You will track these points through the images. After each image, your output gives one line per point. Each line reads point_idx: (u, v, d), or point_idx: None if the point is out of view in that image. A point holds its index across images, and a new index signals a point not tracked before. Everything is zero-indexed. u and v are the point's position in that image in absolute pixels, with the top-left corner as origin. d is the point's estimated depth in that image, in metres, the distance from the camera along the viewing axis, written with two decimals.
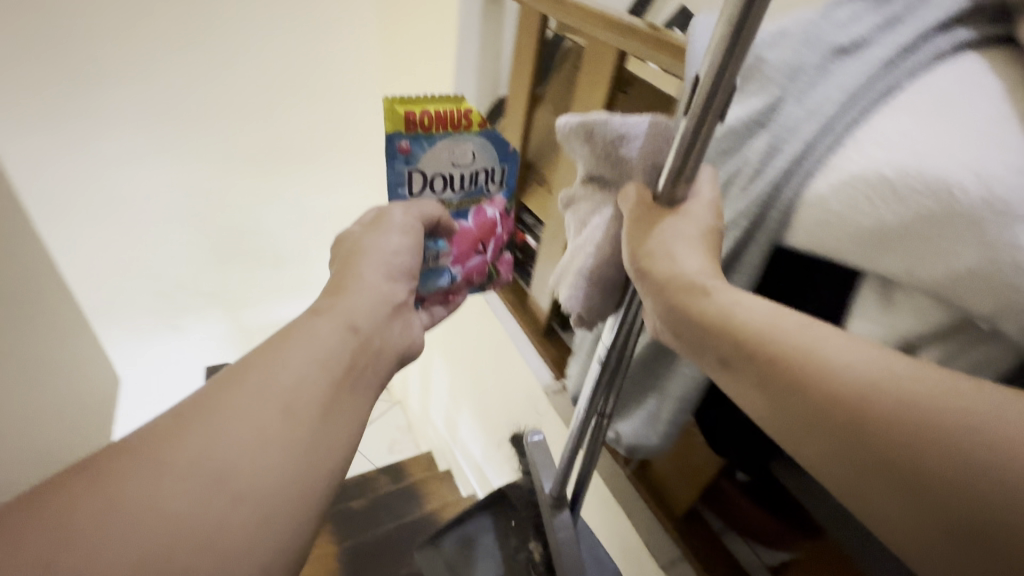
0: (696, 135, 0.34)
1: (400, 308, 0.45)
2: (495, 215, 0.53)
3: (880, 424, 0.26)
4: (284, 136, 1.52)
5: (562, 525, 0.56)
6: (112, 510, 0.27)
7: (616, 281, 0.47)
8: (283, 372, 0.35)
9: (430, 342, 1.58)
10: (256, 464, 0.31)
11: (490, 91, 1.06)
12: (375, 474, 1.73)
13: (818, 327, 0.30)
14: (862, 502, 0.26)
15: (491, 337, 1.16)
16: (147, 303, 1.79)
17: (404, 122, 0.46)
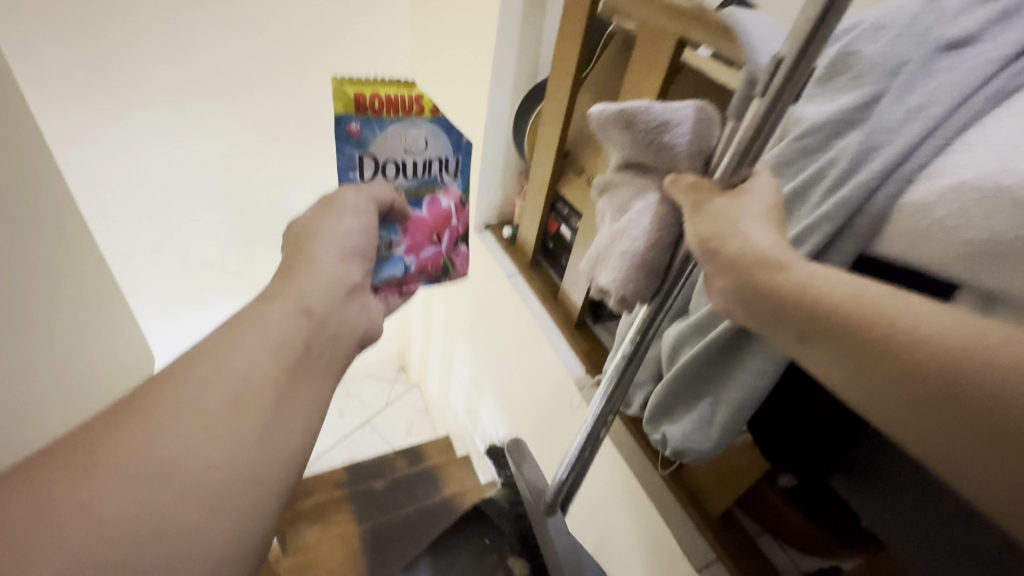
0: (772, 111, 0.34)
1: (354, 290, 0.46)
2: (450, 205, 0.60)
3: (980, 390, 0.24)
4: (318, 114, 1.53)
5: (555, 528, 0.71)
6: (39, 515, 0.26)
7: (660, 265, 0.44)
8: (229, 361, 0.35)
9: (452, 328, 1.58)
10: (205, 455, 0.31)
11: (529, 78, 1.06)
12: (394, 456, 1.75)
13: (906, 299, 0.28)
14: (960, 472, 0.25)
15: (517, 327, 1.15)
16: (173, 279, 1.80)
17: (355, 104, 0.54)
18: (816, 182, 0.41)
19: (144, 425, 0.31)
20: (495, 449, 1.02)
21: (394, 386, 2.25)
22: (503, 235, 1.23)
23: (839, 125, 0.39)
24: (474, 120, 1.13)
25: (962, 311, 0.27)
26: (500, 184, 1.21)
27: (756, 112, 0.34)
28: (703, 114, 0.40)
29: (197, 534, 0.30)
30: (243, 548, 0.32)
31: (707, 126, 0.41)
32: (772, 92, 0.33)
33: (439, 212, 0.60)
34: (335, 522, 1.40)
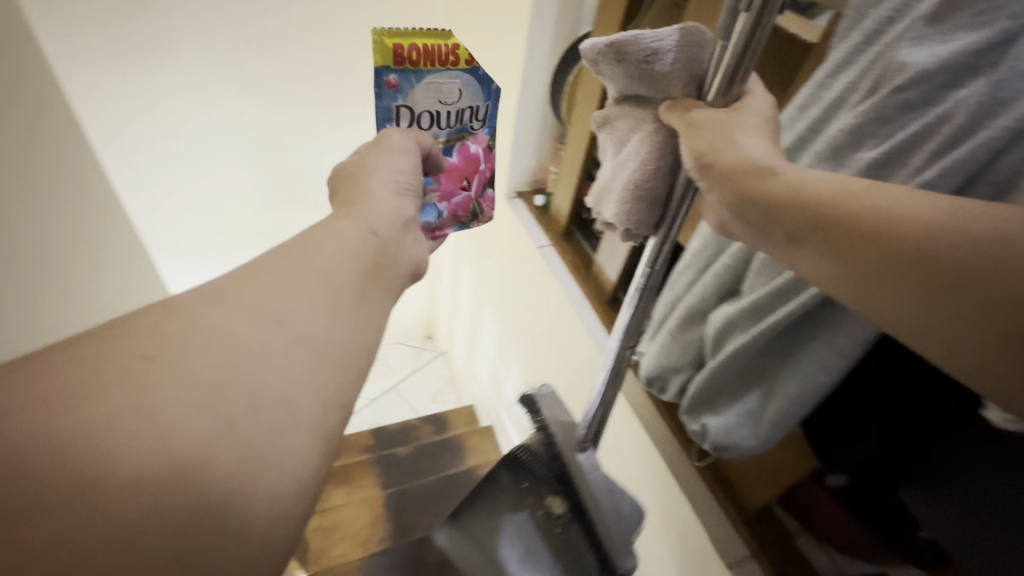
0: (759, 22, 0.35)
1: (410, 222, 0.45)
2: (479, 151, 0.56)
3: (947, 254, 0.26)
4: (349, 72, 1.48)
5: (588, 464, 0.64)
6: (183, 336, 0.28)
7: (658, 194, 0.45)
8: (320, 254, 0.35)
9: (480, 298, 1.55)
10: (310, 316, 0.32)
11: (570, 30, 0.98)
12: (419, 423, 1.76)
13: (885, 190, 0.30)
14: (928, 333, 0.28)
15: (546, 298, 1.10)
16: (206, 241, 1.81)
17: (392, 54, 0.48)
18: (908, 150, 0.35)
19: (246, 303, 0.30)
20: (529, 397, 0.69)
21: (421, 352, 2.26)
22: (535, 204, 1.17)
23: (936, 89, 0.34)
24: (509, 81, 1.06)
25: (946, 199, 0.28)
26: (535, 150, 1.15)
27: (742, 26, 0.36)
28: (693, 32, 0.40)
29: (309, 375, 0.30)
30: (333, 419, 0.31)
31: (698, 45, 0.40)
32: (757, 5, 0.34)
33: (468, 159, 0.55)
34: (360, 483, 1.43)
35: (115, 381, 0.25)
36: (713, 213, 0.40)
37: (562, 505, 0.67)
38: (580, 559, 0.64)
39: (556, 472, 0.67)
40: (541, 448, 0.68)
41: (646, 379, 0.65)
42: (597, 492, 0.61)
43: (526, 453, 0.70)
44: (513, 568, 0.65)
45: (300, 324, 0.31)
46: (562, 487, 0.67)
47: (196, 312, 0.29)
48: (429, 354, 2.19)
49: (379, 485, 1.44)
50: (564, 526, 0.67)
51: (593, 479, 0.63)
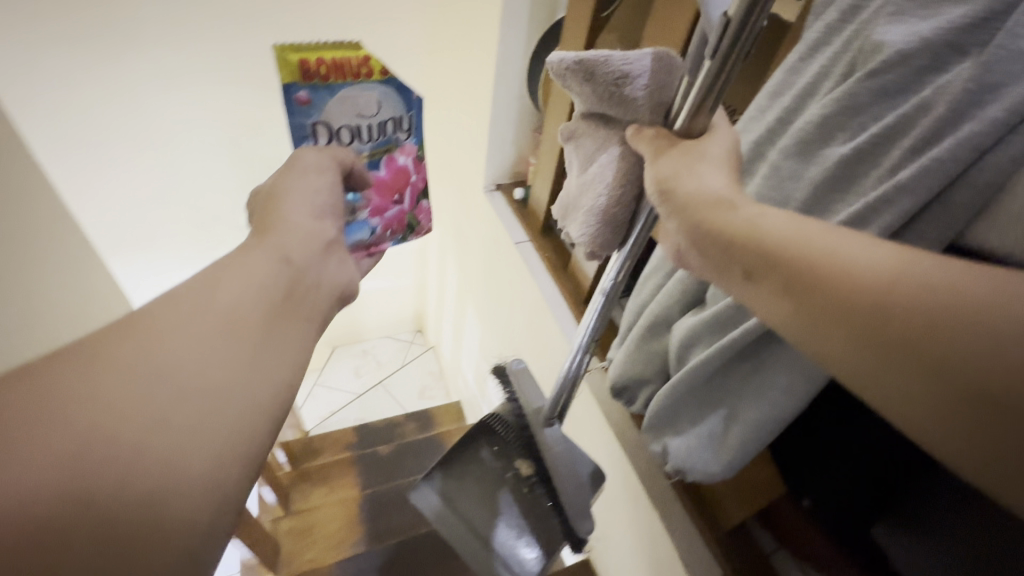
0: (724, 66, 0.36)
1: (332, 244, 0.45)
2: (406, 163, 0.60)
3: (897, 307, 0.26)
4: None
5: (553, 439, 0.73)
6: (68, 402, 0.28)
7: (622, 218, 0.48)
8: (219, 292, 0.35)
9: (464, 294, 1.51)
10: (204, 363, 0.32)
11: (546, 15, 0.93)
12: (404, 420, 1.73)
13: (840, 235, 0.30)
14: (870, 384, 0.27)
15: (523, 297, 1.06)
16: None
17: (299, 70, 0.51)
18: (878, 151, 0.31)
19: (128, 357, 0.31)
20: (501, 366, 0.81)
21: (411, 346, 2.22)
22: (513, 197, 1.12)
23: (896, 88, 0.30)
24: (485, 68, 1.00)
25: (904, 248, 0.28)
26: (514, 141, 1.09)
27: (706, 72, 0.36)
28: (664, 61, 0.41)
29: (210, 422, 0.31)
30: (238, 464, 0.32)
31: (668, 74, 0.42)
32: (723, 52, 0.35)
33: (397, 171, 0.60)
34: (341, 485, 1.40)
35: (39, 404, 0.28)
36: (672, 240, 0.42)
37: (529, 467, 0.77)
38: (544, 510, 0.75)
39: (525, 440, 0.77)
40: (513, 418, 0.78)
41: (611, 388, 0.61)
42: (561, 460, 0.70)
43: (499, 423, 0.80)
44: (502, 532, 0.76)
45: (216, 353, 0.33)
46: (529, 451, 0.76)
47: (118, 338, 0.31)
48: (418, 349, 2.16)
49: (360, 485, 1.41)
50: (531, 487, 0.77)
51: (557, 450, 0.71)
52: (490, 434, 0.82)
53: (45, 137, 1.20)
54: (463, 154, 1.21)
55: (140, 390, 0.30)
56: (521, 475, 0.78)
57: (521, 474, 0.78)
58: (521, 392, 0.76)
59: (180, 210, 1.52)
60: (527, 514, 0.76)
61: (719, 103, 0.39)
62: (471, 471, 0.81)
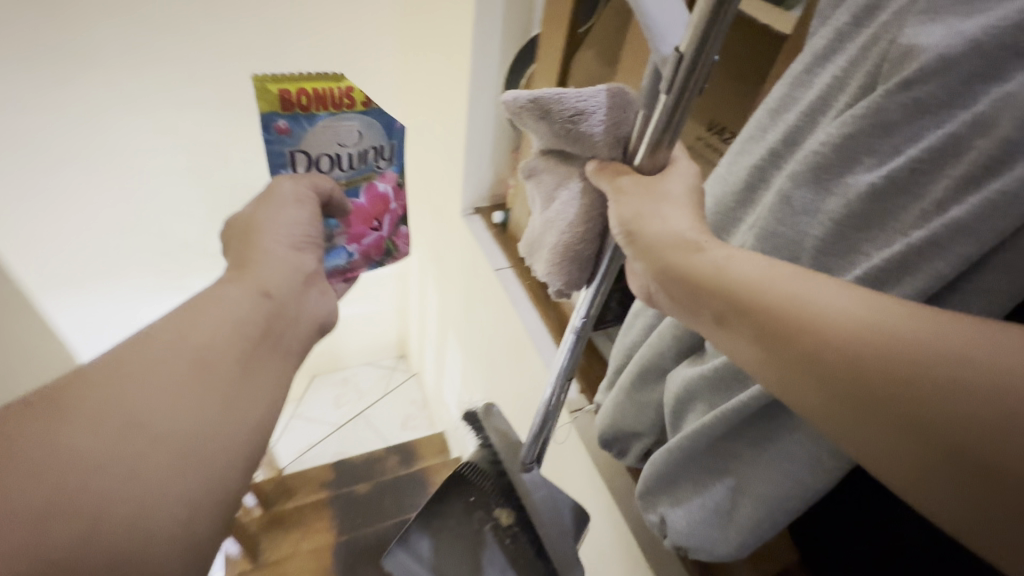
0: (679, 101, 0.40)
1: (310, 277, 0.49)
2: (386, 190, 0.57)
3: (872, 360, 0.26)
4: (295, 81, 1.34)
5: (533, 483, 0.68)
6: (41, 449, 0.31)
7: (585, 256, 0.51)
8: (193, 330, 0.38)
9: (445, 321, 1.44)
10: (174, 408, 0.35)
11: (521, 34, 0.89)
12: (385, 454, 1.63)
13: (808, 280, 0.31)
14: (848, 435, 0.27)
15: (503, 328, 0.99)
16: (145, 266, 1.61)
17: (279, 100, 0.47)
18: (895, 194, 0.29)
19: (103, 402, 0.33)
20: (472, 415, 0.76)
21: (393, 374, 2.13)
22: (493, 221, 1.06)
23: (890, 124, 0.29)
24: (458, 87, 0.95)
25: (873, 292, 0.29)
26: (492, 162, 1.03)
27: (664, 106, 0.40)
28: (617, 97, 0.44)
29: (177, 469, 0.34)
30: (206, 505, 0.35)
31: (622, 109, 0.45)
32: (677, 87, 0.39)
33: (375, 198, 0.57)
34: (313, 530, 1.31)
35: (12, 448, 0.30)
36: (640, 281, 0.43)
37: (509, 515, 0.71)
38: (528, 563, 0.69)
39: (503, 486, 0.72)
40: (490, 466, 0.73)
41: (599, 438, 0.54)
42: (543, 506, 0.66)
43: (472, 471, 0.74)
44: None
45: (177, 422, 0.34)
46: (509, 498, 0.71)
47: (86, 389, 0.33)
48: (400, 377, 2.07)
49: (334, 529, 1.31)
50: (513, 536, 0.71)
51: (540, 495, 0.67)
52: (463, 484, 0.74)
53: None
54: (439, 178, 1.16)
55: (99, 454, 0.32)
56: (500, 525, 0.71)
57: (502, 523, 0.71)
58: (499, 436, 0.72)
59: (145, 239, 1.44)
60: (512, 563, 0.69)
61: (673, 137, 0.43)
62: (443, 525, 0.73)
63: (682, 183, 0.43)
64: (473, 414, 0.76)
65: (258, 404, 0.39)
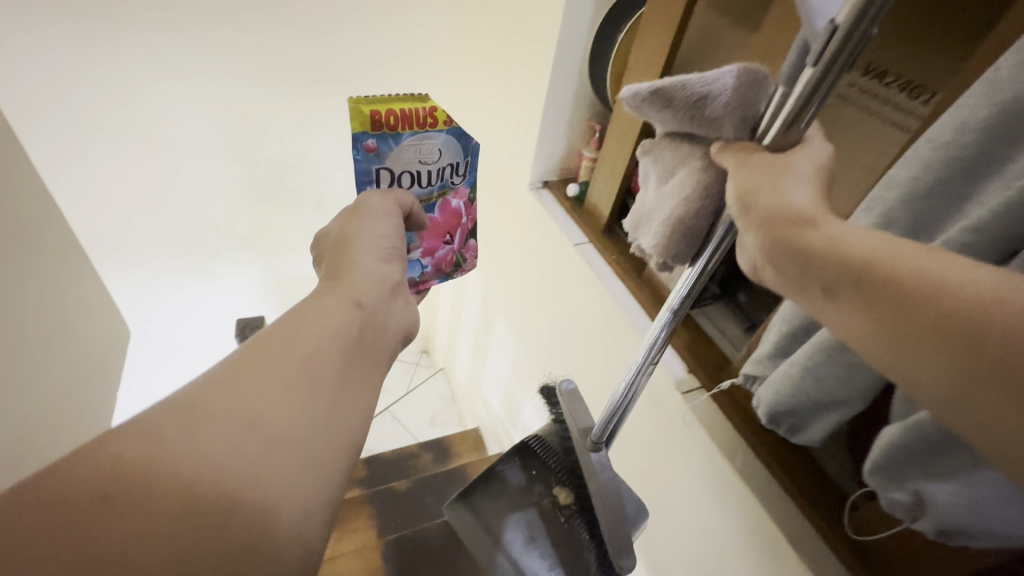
0: (828, 74, 0.32)
1: (396, 286, 0.51)
2: (459, 206, 0.66)
3: (1000, 328, 0.24)
4: (343, 49, 1.24)
5: (600, 466, 0.62)
6: (161, 454, 0.29)
7: (699, 230, 0.43)
8: (298, 338, 0.39)
9: (491, 309, 1.36)
10: (284, 412, 0.34)
11: None
12: (418, 450, 1.56)
13: (925, 254, 0.28)
14: (969, 420, 0.25)
15: (582, 307, 0.93)
16: (174, 243, 1.47)
17: (371, 121, 0.55)
18: None
19: (219, 410, 0.32)
20: (546, 389, 0.72)
21: (417, 369, 2.04)
22: (566, 195, 1.00)
23: None
24: (543, 46, 0.88)
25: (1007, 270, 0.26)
26: (566, 130, 0.96)
27: (806, 81, 0.32)
28: (751, 74, 0.37)
29: (287, 474, 0.32)
30: (313, 512, 0.33)
31: (754, 89, 0.38)
32: (828, 59, 0.31)
33: (449, 214, 0.65)
34: (354, 529, 1.23)
35: (123, 467, 0.28)
36: (748, 255, 0.39)
37: (567, 495, 0.71)
38: (579, 546, 0.68)
39: (568, 465, 0.71)
40: (557, 442, 0.71)
41: (762, 412, 0.49)
42: (606, 488, 0.59)
43: (538, 443, 0.73)
44: (517, 549, 0.70)
45: (245, 438, 0.32)
46: (572, 479, 0.70)
47: (207, 392, 0.33)
48: (427, 371, 1.99)
49: (375, 529, 1.24)
50: (568, 515, 0.70)
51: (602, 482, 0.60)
52: (526, 456, 0.75)
53: (15, 115, 1.09)
54: (505, 150, 1.09)
55: (167, 430, 0.30)
56: (559, 502, 0.71)
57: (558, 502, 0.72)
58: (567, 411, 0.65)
59: (172, 216, 1.40)
60: (557, 543, 0.69)
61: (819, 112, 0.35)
62: (504, 482, 0.75)
63: (811, 158, 0.38)
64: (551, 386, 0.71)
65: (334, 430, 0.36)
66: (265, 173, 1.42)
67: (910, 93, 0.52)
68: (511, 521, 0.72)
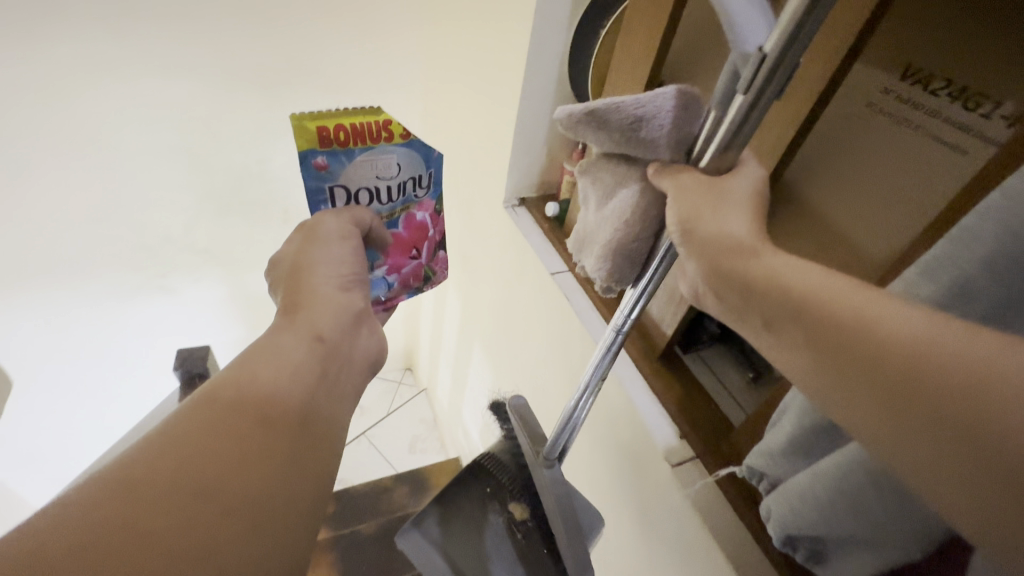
0: (759, 100, 0.34)
1: (361, 315, 0.46)
2: (425, 218, 0.57)
3: (934, 377, 0.25)
4: (302, 49, 1.12)
5: (552, 479, 0.67)
6: (103, 539, 0.26)
7: (641, 253, 0.45)
8: (255, 382, 0.35)
9: (469, 333, 1.24)
10: (243, 467, 0.31)
11: None
12: (392, 483, 1.44)
13: (858, 292, 0.30)
14: (910, 464, 0.26)
15: (559, 344, 0.81)
16: (123, 258, 1.35)
17: (318, 138, 0.46)
18: None
19: (170, 476, 0.29)
20: (496, 405, 0.79)
21: (399, 388, 1.92)
22: (544, 215, 0.88)
23: None
24: (515, 44, 0.75)
25: (936, 311, 0.27)
26: (545, 141, 0.84)
27: (738, 107, 0.34)
28: (687, 97, 0.39)
29: (253, 539, 0.30)
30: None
31: (690, 111, 0.40)
32: (757, 87, 0.33)
33: (415, 227, 0.57)
34: None
35: (59, 560, 0.24)
36: (691, 277, 0.41)
37: (523, 510, 0.74)
38: (540, 559, 0.71)
39: (522, 479, 0.76)
40: (511, 459, 0.77)
41: (778, 540, 0.38)
42: (560, 503, 0.65)
43: (491, 462, 0.78)
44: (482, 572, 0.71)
45: (199, 506, 0.29)
46: (527, 493, 0.75)
47: (158, 457, 0.30)
48: (410, 390, 1.87)
49: None
50: (525, 531, 0.74)
51: (554, 494, 0.66)
52: (481, 473, 0.78)
53: None
54: (479, 161, 0.97)
55: (106, 510, 0.27)
56: (514, 519, 0.74)
57: (514, 518, 0.75)
58: (521, 427, 0.73)
59: (121, 230, 1.28)
60: (524, 555, 0.72)
61: (746, 140, 0.37)
62: (463, 514, 0.76)
63: (749, 180, 0.40)
64: (502, 405, 0.78)
65: (312, 466, 0.35)
66: (223, 185, 1.30)
67: (964, 102, 0.41)
68: (470, 543, 0.74)
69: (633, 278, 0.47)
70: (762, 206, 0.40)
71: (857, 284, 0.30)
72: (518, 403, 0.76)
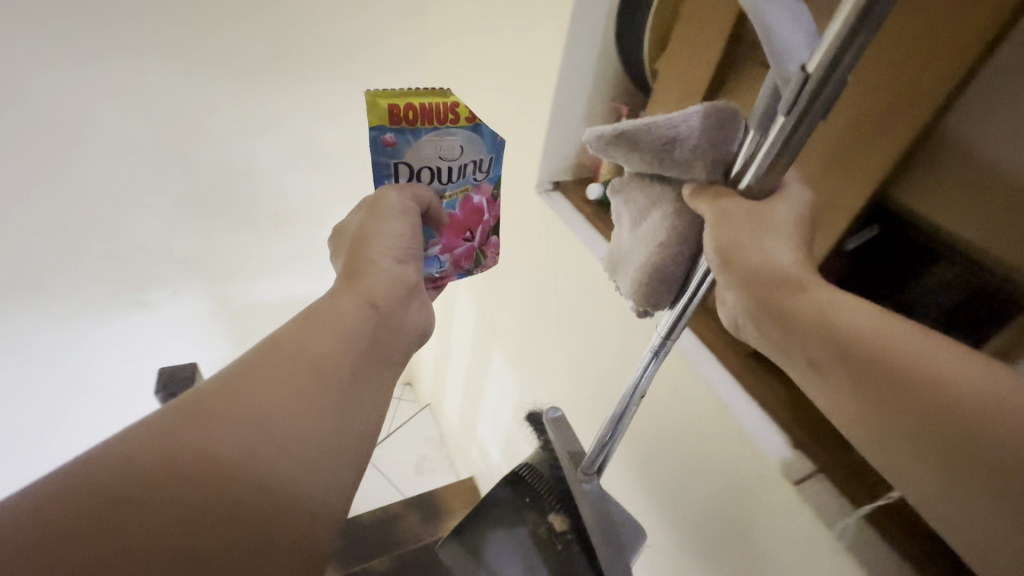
0: (800, 124, 0.31)
1: (414, 288, 0.45)
2: (482, 202, 0.51)
3: (995, 445, 0.27)
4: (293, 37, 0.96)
5: (592, 496, 0.61)
6: (159, 474, 0.27)
7: (675, 278, 0.44)
8: (314, 342, 0.35)
9: (487, 340, 1.13)
10: (297, 420, 0.32)
11: None
12: (402, 512, 1.31)
13: (927, 342, 0.30)
14: (949, 505, 0.29)
15: (610, 342, 0.71)
16: (91, 271, 1.21)
17: (387, 115, 0.43)
18: None
19: (229, 420, 0.30)
20: (534, 414, 0.71)
21: (400, 403, 1.80)
22: (585, 199, 0.78)
23: None
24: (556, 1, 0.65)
25: (1001, 370, 0.28)
26: (586, 117, 0.75)
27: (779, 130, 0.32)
28: (722, 114, 0.37)
29: (302, 485, 0.31)
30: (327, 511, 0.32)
31: (727, 130, 0.38)
32: (799, 110, 0.30)
33: (471, 210, 0.51)
34: None
35: (114, 492, 0.26)
36: (730, 309, 0.42)
37: (564, 521, 0.64)
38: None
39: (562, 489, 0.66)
40: (548, 468, 0.67)
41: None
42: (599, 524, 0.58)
43: (529, 472, 0.68)
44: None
45: (255, 449, 0.30)
46: (569, 504, 0.64)
47: (218, 396, 0.31)
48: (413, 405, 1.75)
49: None
50: (565, 544, 0.63)
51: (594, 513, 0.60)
52: (517, 481, 0.68)
53: None
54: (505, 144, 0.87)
55: (162, 443, 0.28)
56: (554, 531, 0.64)
57: (554, 530, 0.64)
58: (558, 440, 0.65)
59: (88, 240, 1.15)
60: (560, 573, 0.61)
61: (792, 160, 0.34)
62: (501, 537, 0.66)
63: (796, 206, 0.39)
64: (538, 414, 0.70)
65: (352, 441, 0.34)
66: (203, 186, 1.16)
67: None
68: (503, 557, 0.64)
69: (668, 300, 0.45)
70: (808, 232, 0.39)
71: (928, 334, 0.31)
72: (554, 414, 0.69)
